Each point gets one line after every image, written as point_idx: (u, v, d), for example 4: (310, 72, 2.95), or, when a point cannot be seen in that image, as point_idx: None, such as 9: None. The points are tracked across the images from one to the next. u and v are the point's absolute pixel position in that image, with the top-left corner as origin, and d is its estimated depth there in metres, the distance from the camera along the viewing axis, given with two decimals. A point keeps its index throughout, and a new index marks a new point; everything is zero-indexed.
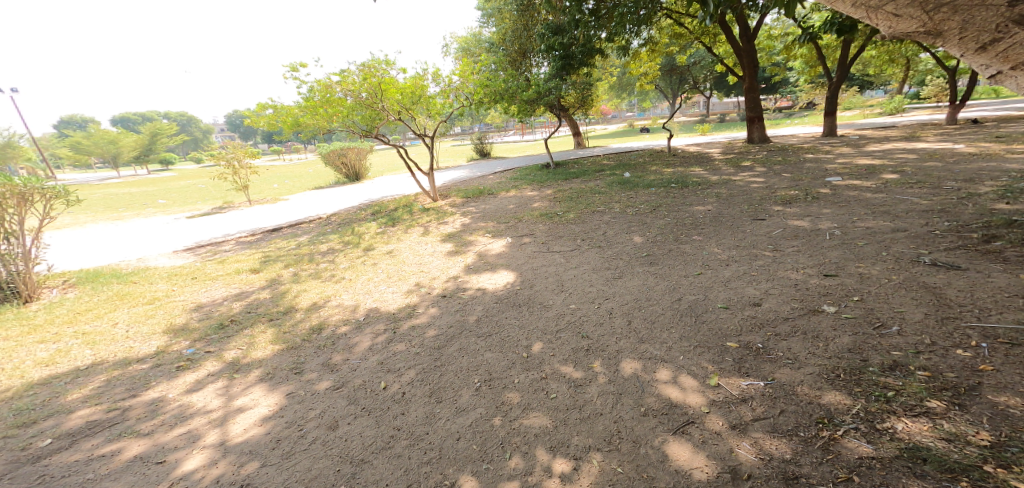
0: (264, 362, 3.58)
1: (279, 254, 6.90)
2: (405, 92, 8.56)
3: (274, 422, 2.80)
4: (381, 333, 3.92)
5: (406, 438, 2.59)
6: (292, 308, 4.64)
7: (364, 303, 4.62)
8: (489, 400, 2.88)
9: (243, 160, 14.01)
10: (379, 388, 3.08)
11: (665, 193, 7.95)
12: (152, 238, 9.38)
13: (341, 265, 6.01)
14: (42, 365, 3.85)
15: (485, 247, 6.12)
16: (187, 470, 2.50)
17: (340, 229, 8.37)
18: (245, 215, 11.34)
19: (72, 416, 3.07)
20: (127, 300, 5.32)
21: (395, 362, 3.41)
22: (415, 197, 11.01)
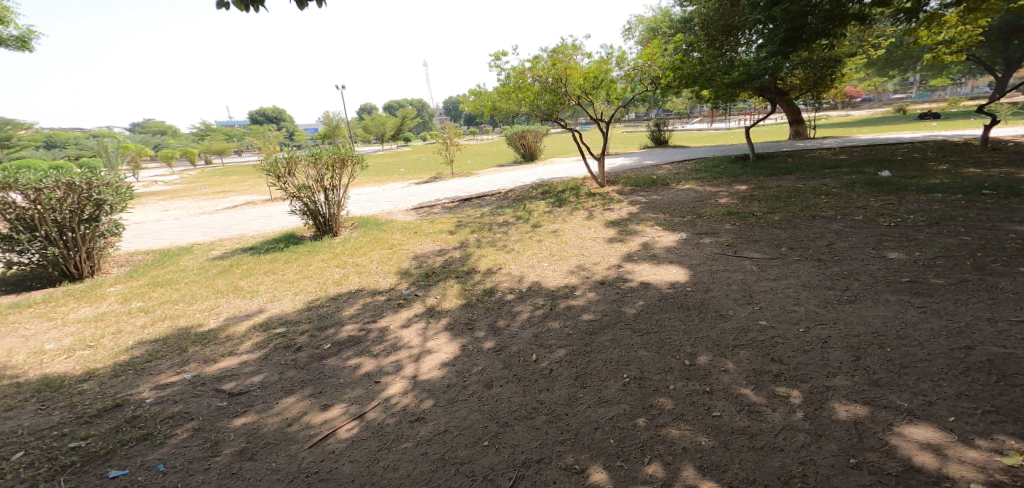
0: (449, 313, 4.10)
1: (469, 221, 7.76)
2: (588, 77, 8.56)
3: (448, 369, 3.18)
4: (540, 306, 4.12)
5: (546, 413, 2.69)
6: (473, 270, 5.17)
7: (526, 276, 4.89)
8: (638, 400, 2.77)
9: (454, 139, 15.99)
10: (530, 359, 3.25)
11: (968, 204, 6.17)
12: (389, 198, 11.52)
13: (512, 237, 6.46)
14: (336, 284, 5.10)
15: (653, 238, 5.84)
16: (390, 393, 2.96)
17: (517, 204, 8.89)
18: (451, 185, 13.06)
19: (341, 328, 3.96)
20: (381, 244, 6.63)
21: (549, 338, 3.55)
22: (583, 180, 11.02)
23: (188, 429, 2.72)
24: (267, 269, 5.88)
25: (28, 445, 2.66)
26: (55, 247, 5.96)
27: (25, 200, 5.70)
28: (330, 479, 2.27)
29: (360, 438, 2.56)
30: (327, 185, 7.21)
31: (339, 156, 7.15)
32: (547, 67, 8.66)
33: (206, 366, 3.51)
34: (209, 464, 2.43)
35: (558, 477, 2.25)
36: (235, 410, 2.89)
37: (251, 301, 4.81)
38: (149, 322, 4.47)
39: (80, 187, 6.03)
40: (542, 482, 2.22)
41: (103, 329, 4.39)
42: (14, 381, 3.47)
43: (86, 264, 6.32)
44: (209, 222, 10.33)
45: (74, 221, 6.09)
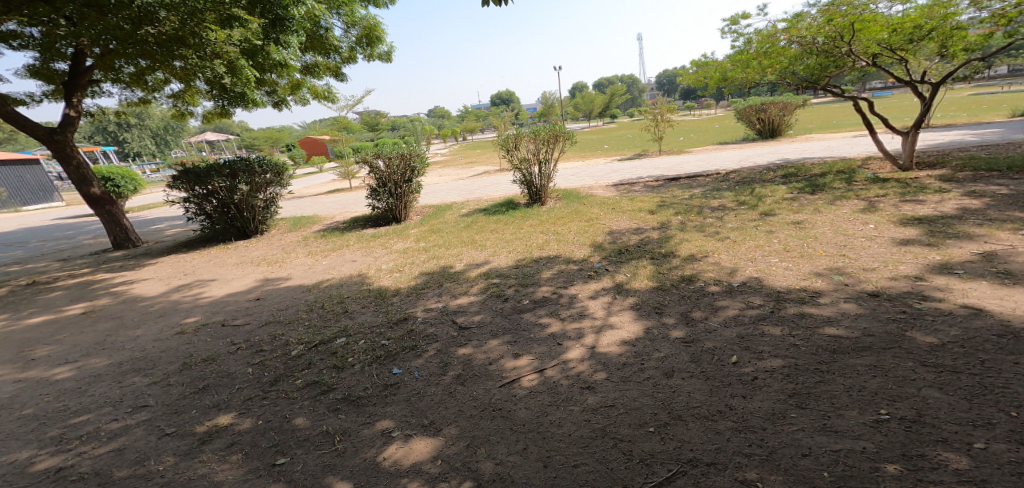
0: (639, 293, 4.03)
1: (671, 202, 7.32)
2: (901, 27, 6.63)
3: (627, 348, 3.18)
4: (754, 306, 3.65)
5: (732, 420, 2.45)
6: (672, 254, 4.90)
7: (737, 269, 4.38)
8: (899, 444, 2.21)
9: (666, 115, 15.00)
10: (728, 361, 2.97)
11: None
12: (592, 173, 11.73)
13: (729, 224, 5.80)
14: (539, 248, 5.55)
15: (986, 250, 4.23)
16: (569, 357, 3.15)
17: (737, 187, 7.89)
18: (656, 163, 12.41)
19: (538, 288, 4.33)
20: (578, 216, 6.88)
21: (757, 343, 3.14)
22: (870, 163, 8.85)
23: (434, 349, 3.39)
24: (492, 228, 6.78)
25: (363, 335, 3.72)
26: (392, 199, 7.99)
27: (383, 166, 7.74)
28: (508, 417, 2.58)
29: (537, 390, 2.81)
30: (542, 159, 7.71)
31: (553, 131, 7.55)
32: (816, 24, 7.03)
33: (448, 299, 4.31)
34: (440, 380, 3.00)
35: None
36: (459, 340, 3.49)
37: (481, 253, 5.65)
38: (426, 258, 5.71)
39: (408, 157, 7.78)
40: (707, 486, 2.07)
41: (409, 260, 5.74)
42: (368, 286, 4.93)
43: (404, 210, 8.26)
44: (461, 186, 12.36)
45: (403, 181, 7.95)
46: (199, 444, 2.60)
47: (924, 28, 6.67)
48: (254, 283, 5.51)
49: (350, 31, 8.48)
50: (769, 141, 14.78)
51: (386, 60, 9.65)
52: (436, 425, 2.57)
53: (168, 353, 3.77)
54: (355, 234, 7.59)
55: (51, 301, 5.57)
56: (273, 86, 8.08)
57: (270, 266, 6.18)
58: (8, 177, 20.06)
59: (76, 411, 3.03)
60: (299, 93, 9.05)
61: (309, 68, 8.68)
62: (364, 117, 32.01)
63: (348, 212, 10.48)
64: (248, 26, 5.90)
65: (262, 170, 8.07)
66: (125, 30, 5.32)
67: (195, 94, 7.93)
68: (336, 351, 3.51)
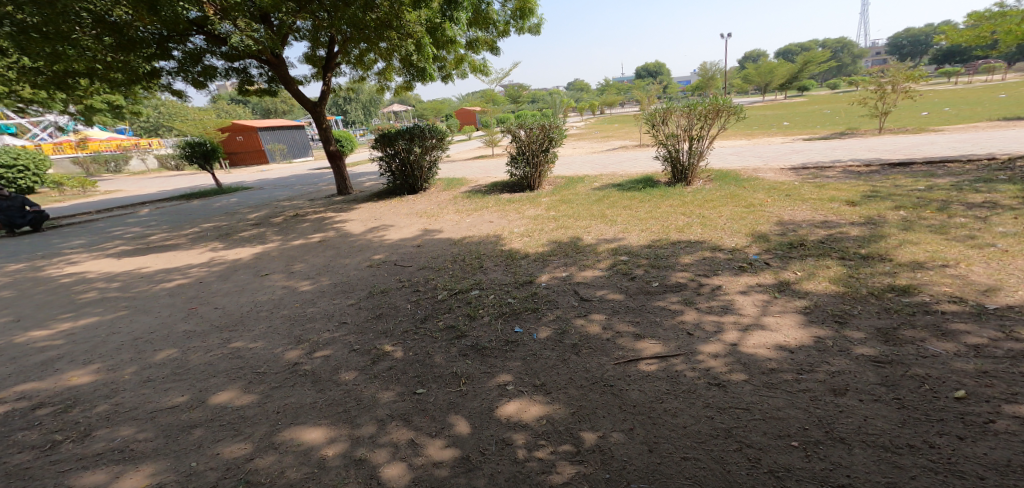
0: (811, 296, 3.38)
1: (893, 193, 5.74)
2: None
3: (781, 354, 2.72)
4: (1002, 338, 2.68)
5: (928, 460, 1.91)
6: (875, 257, 3.91)
7: (1000, 289, 3.23)
8: None
9: (902, 84, 11.59)
10: (947, 395, 2.27)
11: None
12: (761, 153, 10.06)
13: (999, 228, 4.27)
14: (679, 231, 5.09)
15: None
16: (701, 350, 2.86)
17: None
18: (853, 145, 9.94)
19: (673, 272, 4.01)
20: (735, 201, 6.04)
21: (1010, 382, 2.32)
22: None
23: (554, 315, 3.49)
24: (626, 205, 6.47)
25: (494, 291, 4.07)
26: (528, 168, 8.22)
27: (524, 135, 8.02)
28: (619, 395, 2.52)
29: (655, 375, 2.66)
30: (694, 135, 6.92)
31: (714, 106, 6.62)
32: None
33: (576, 270, 4.33)
34: (555, 346, 3.08)
35: None
36: (580, 311, 3.52)
37: (610, 228, 5.47)
38: (555, 227, 5.79)
39: (547, 128, 7.95)
40: None
41: (539, 226, 5.92)
42: (501, 246, 5.29)
43: (539, 180, 8.39)
44: (598, 160, 12.02)
45: (539, 150, 8.04)
46: (371, 363, 3.22)
47: None
48: (419, 233, 6.40)
49: (507, 4, 8.88)
50: None
51: (536, 32, 9.87)
52: (547, 388, 2.67)
53: (364, 282, 4.72)
54: (493, 198, 8.13)
55: (303, 230, 7.42)
56: (443, 62, 8.98)
57: (427, 219, 7.12)
58: (288, 137, 27.07)
59: (310, 319, 4.05)
60: (461, 67, 9.89)
61: (471, 44, 9.38)
62: (521, 92, 33.07)
63: (489, 177, 11.10)
64: (430, 6, 6.82)
65: (431, 135, 9.34)
66: (359, 17, 6.48)
67: (392, 70, 9.32)
68: (470, 301, 3.92)
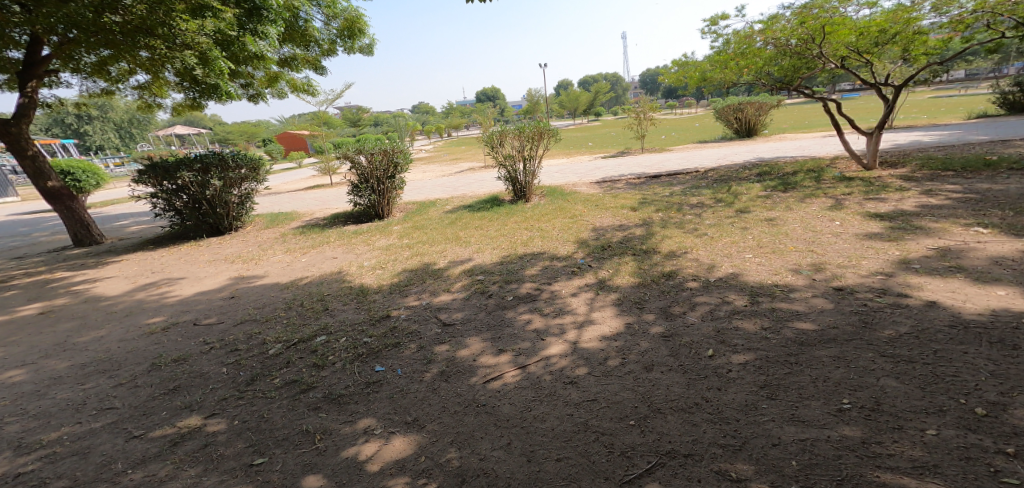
0: (620, 289, 4.08)
1: (653, 199, 7.38)
2: (863, 32, 6.86)
3: (609, 342, 3.23)
4: (729, 301, 3.74)
5: (708, 412, 2.51)
6: (653, 250, 4.96)
7: (715, 265, 4.47)
8: (859, 431, 2.30)
9: (647, 113, 15.04)
10: (704, 354, 3.04)
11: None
12: (578, 170, 11.68)
13: (706, 221, 5.90)
14: (524, 244, 5.54)
15: (959, 247, 4.38)
16: (551, 353, 3.17)
17: (716, 185, 8.05)
18: (640, 161, 12.46)
19: (522, 285, 4.34)
20: (563, 213, 6.86)
21: (733, 336, 3.23)
22: (830, 162, 9.14)
23: (416, 346, 3.38)
24: (477, 225, 6.71)
25: (345, 333, 3.67)
26: (375, 195, 7.83)
27: (365, 161, 7.61)
28: (492, 413, 2.59)
29: (521, 385, 2.83)
30: (526, 156, 7.66)
31: (538, 128, 7.52)
32: (789, 27, 7.22)
33: (431, 296, 4.28)
34: (422, 377, 3.00)
35: (706, 477, 2.11)
36: (442, 337, 3.48)
37: (465, 250, 5.59)
38: (410, 255, 5.63)
39: (390, 152, 7.70)
40: (685, 477, 2.12)
41: (391, 257, 5.65)
42: (349, 284, 4.84)
43: (387, 207, 8.10)
44: (447, 182, 12.16)
45: (385, 176, 7.81)
46: (170, 446, 2.53)
47: (889, 33, 6.91)
48: (227, 282, 5.34)
49: (331, 23, 8.27)
50: (751, 141, 15.10)
51: (369, 53, 9.45)
52: (419, 422, 2.56)
53: (135, 354, 3.65)
54: (337, 231, 7.40)
55: (5, 301, 5.29)
56: (248, 78, 7.85)
57: (246, 264, 6.03)
58: None
59: (36, 417, 2.90)
60: (277, 85, 8.81)
61: (287, 61, 8.42)
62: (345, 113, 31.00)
63: (329, 209, 10.13)
64: (219, 15, 5.75)
65: (236, 165, 7.83)
66: (87, 18, 5.18)
67: (165, 85, 7.62)
68: (315, 349, 3.45)
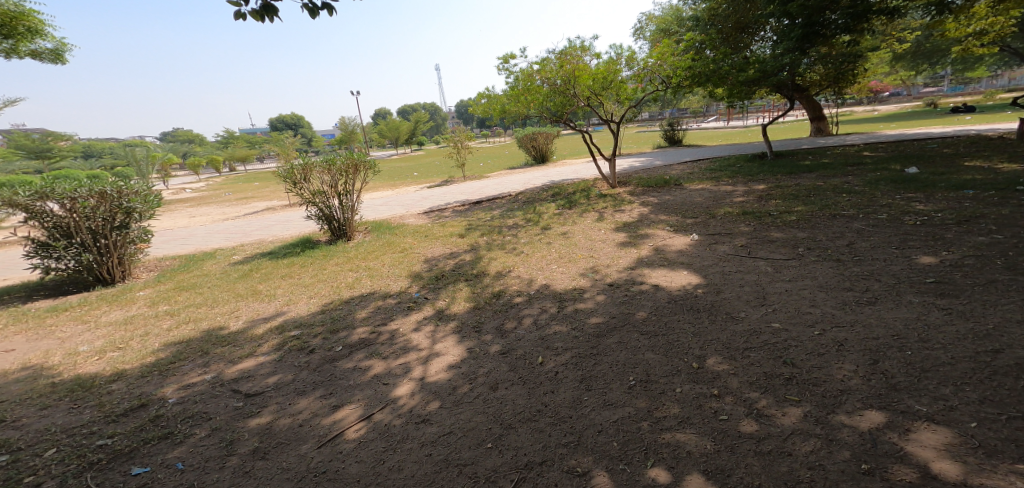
0: (457, 316, 4.12)
1: (480, 224, 7.74)
2: (597, 78, 8.55)
3: (454, 371, 3.21)
4: (547, 310, 4.12)
5: (549, 416, 2.70)
6: (484, 273, 5.18)
7: (534, 279, 4.89)
8: (645, 402, 2.78)
9: (465, 142, 15.70)
10: (536, 362, 3.27)
11: (1002, 201, 5.91)
12: (404, 202, 11.42)
13: (522, 240, 6.47)
14: (349, 287, 5.15)
15: (665, 241, 5.80)
16: (397, 394, 3.00)
17: (525, 207, 8.91)
18: (462, 188, 12.94)
19: (353, 332, 3.99)
20: (393, 247, 6.65)
21: (557, 341, 3.56)
22: (594, 182, 11.03)
23: (207, 430, 2.78)
24: (285, 273, 5.96)
25: (58, 442, 2.77)
26: (90, 253, 6.20)
27: (60, 208, 5.98)
28: (337, 478, 2.31)
29: (367, 438, 2.59)
30: (341, 191, 7.16)
31: (352, 160, 7.16)
32: (555, 68, 8.65)
33: (230, 365, 3.60)
34: (225, 462, 2.48)
35: (560, 479, 2.26)
36: (251, 410, 2.96)
37: (269, 304, 4.89)
38: (174, 324, 4.61)
39: (111, 195, 6.22)
40: (543, 485, 2.22)
41: (131, 332, 4.52)
42: (52, 381, 3.64)
43: (122, 269, 6.58)
44: (233, 227, 10.52)
45: (107, 228, 6.31)
46: None
47: (607, 80, 8.71)
48: None
49: None
50: (549, 165, 17.17)
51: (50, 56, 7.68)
52: None
53: None
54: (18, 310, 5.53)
55: None
56: None
57: None
58: None
59: None
60: None
61: None
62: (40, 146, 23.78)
63: None
64: None
65: None
66: None
67: None
68: None
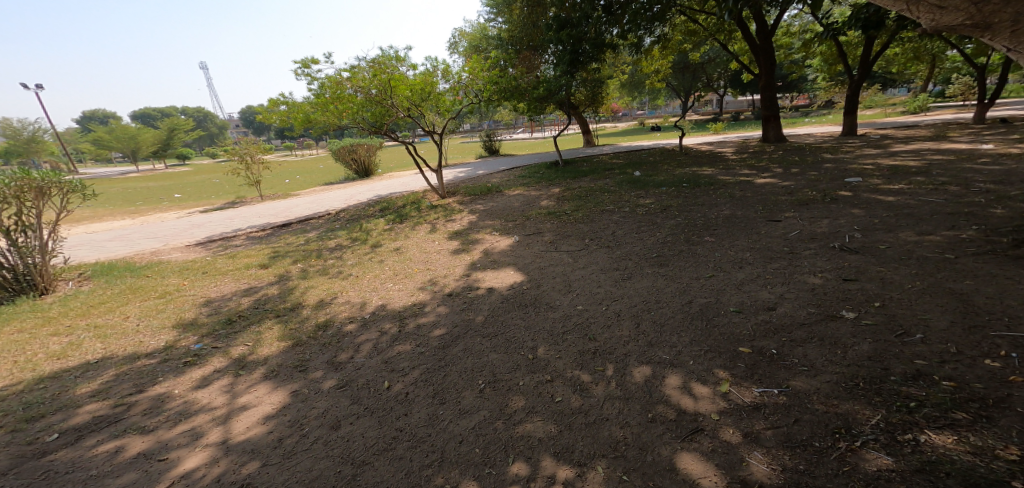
0: (267, 360, 3.62)
1: (289, 251, 6.93)
2: (414, 89, 8.54)
3: (277, 421, 2.83)
4: (386, 332, 3.91)
5: (407, 439, 2.58)
6: (301, 305, 4.67)
7: (368, 303, 4.57)
8: (495, 402, 2.87)
9: (256, 156, 13.75)
10: (382, 388, 3.09)
11: (685, 193, 7.97)
12: (157, 233, 9.39)
13: (350, 262, 6.03)
14: (56, 358, 3.93)
15: (492, 244, 6.10)
16: (187, 468, 2.53)
17: (350, 225, 8.39)
18: (263, 209, 11.34)
19: (81, 411, 3.13)
20: (141, 294, 5.41)
21: (400, 361, 3.41)
22: (426, 194, 10.93)
23: None
24: None
25: None
26: None
27: None
28: None
29: None
30: (12, 226, 5.49)
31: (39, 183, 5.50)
32: (368, 78, 8.35)
33: None
34: None
35: None
36: None
37: None
38: None
39: None
40: None
41: None
42: None
43: None
44: None
45: None
46: None
47: (424, 92, 8.77)
48: None
49: None
50: (369, 179, 16.37)
51: None
52: None
53: None
54: None
55: None
56: None
57: None
58: None
59: None
60: None
61: None
62: None
63: None
64: None
65: None
66: None
67: None
68: None
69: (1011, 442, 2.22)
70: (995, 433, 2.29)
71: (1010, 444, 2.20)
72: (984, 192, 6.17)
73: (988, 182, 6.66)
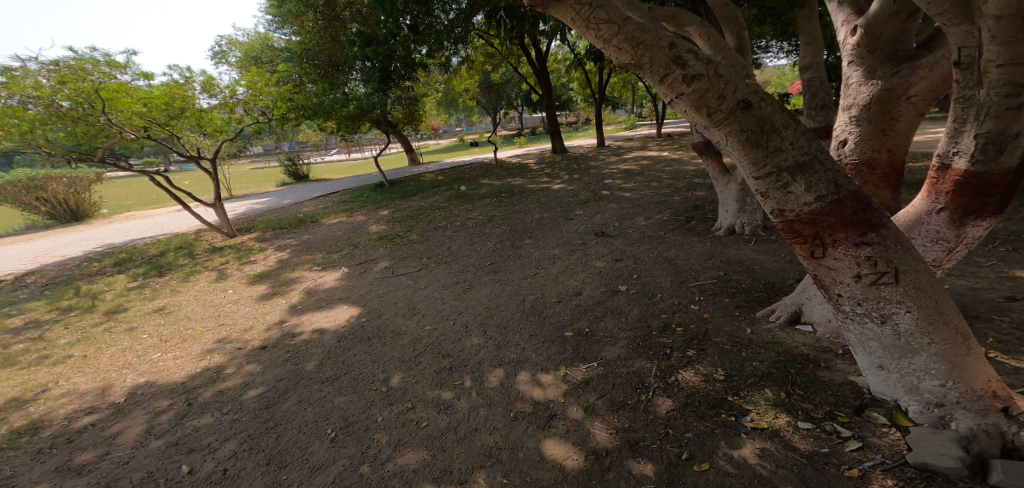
0: None
1: None
2: (150, 102, 6.87)
3: None
4: (165, 410, 3.13)
5: None
6: None
7: (112, 384, 3.52)
8: (354, 448, 2.61)
9: None
10: (181, 474, 2.54)
11: (502, 203, 8.66)
12: None
13: (70, 341, 4.34)
14: None
15: (316, 282, 5.38)
16: None
17: (52, 292, 6.08)
18: None
19: None
20: None
21: (198, 438, 2.81)
22: (196, 236, 8.87)
23: None
24: None
25: None
26: None
27: None
28: None
29: None
30: None
31: None
32: (48, 85, 6.08)
33: None
34: None
35: None
36: None
37: None
38: None
39: None
40: None
41: None
42: None
43: None
44: None
45: None
46: None
47: (170, 106, 7.22)
48: None
49: None
50: (91, 219, 12.36)
51: None
52: None
53: None
54: None
55: None
56: None
57: None
58: None
59: None
60: None
61: None
62: None
63: None
64: None
65: None
66: None
67: None
68: None
69: (717, 366, 3.08)
70: (709, 361, 3.14)
71: (717, 368, 3.07)
72: (680, 183, 8.61)
73: (676, 177, 9.25)
